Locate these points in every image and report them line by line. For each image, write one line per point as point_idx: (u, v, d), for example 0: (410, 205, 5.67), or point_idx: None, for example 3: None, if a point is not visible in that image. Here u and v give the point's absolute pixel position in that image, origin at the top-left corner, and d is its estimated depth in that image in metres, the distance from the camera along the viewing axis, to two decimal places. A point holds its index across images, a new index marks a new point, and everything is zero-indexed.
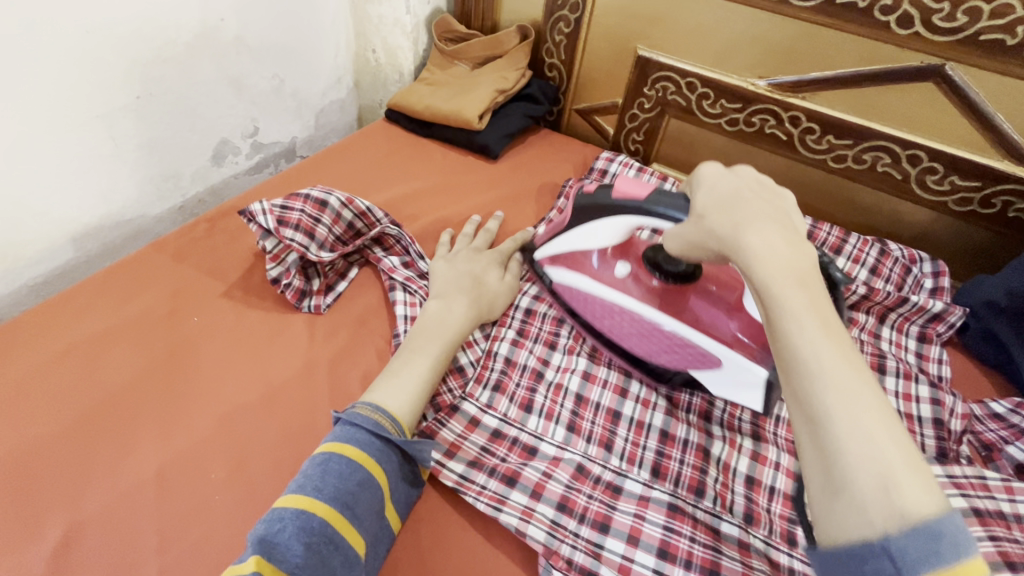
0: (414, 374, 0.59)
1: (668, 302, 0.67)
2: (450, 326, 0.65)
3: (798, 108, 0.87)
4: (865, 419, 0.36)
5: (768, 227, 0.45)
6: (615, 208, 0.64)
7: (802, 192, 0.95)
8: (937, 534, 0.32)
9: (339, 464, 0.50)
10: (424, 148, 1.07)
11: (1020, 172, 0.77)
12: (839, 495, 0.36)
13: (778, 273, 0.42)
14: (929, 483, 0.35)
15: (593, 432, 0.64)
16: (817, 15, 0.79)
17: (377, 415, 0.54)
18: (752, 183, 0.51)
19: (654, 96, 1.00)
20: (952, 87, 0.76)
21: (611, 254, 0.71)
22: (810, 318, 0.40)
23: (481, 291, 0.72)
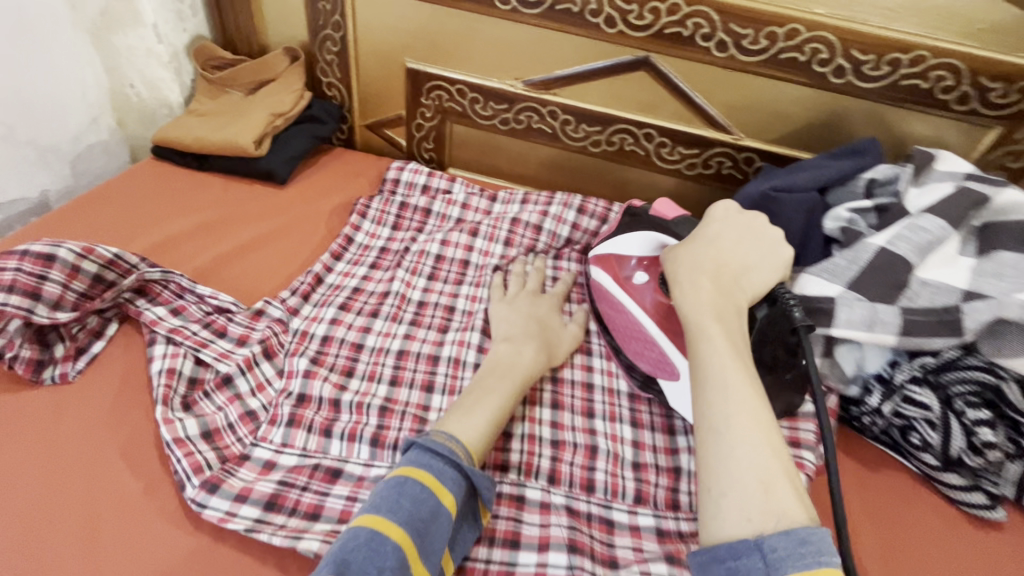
0: (487, 412, 0.63)
1: (671, 318, 0.71)
2: (520, 370, 0.69)
3: (552, 103, 0.97)
4: (756, 435, 0.46)
5: (712, 272, 0.59)
6: (645, 222, 0.78)
7: (575, 176, 1.07)
8: (804, 539, 0.41)
9: (414, 488, 0.53)
10: (204, 183, 1.00)
11: (722, 137, 0.93)
12: (723, 496, 0.44)
13: (702, 307, 0.56)
14: (802, 500, 0.44)
15: (399, 439, 0.65)
16: (544, 20, 0.89)
17: (450, 442, 0.58)
18: (734, 224, 0.65)
19: (432, 105, 1.05)
20: (658, 73, 0.90)
21: (646, 263, 0.76)
22: (726, 350, 0.52)
23: (546, 337, 0.76)
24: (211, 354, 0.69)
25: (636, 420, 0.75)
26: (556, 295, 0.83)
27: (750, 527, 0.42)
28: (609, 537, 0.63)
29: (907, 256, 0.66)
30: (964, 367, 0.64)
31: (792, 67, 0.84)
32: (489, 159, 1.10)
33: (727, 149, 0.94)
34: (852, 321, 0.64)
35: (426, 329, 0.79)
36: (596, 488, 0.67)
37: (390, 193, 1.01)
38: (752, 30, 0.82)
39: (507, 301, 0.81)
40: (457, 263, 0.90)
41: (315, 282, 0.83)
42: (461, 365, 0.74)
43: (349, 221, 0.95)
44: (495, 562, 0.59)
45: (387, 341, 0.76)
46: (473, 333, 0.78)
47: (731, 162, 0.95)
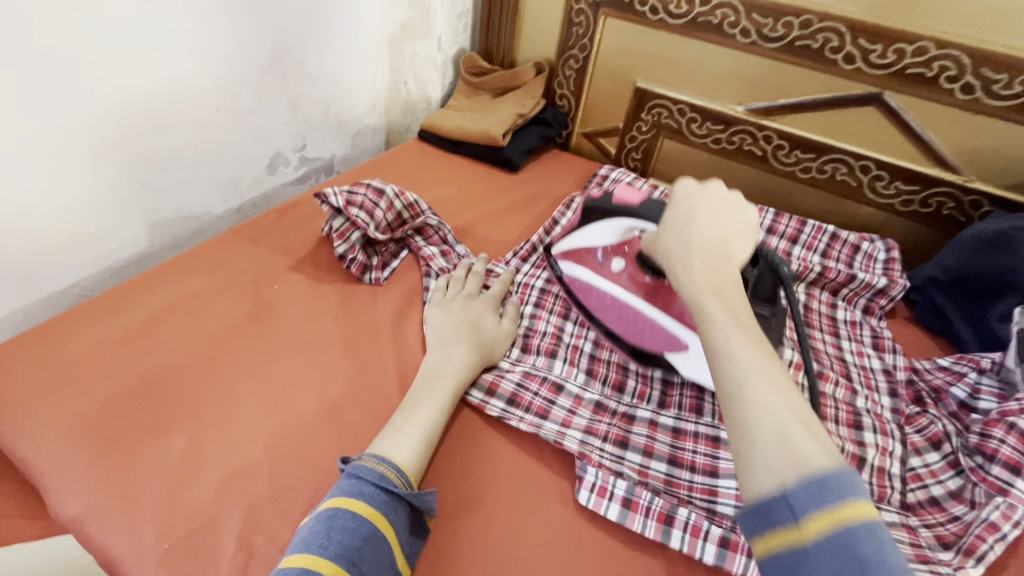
0: (419, 422, 0.62)
1: (655, 296, 0.74)
2: (450, 374, 0.68)
3: (770, 129, 1.06)
4: (769, 392, 0.43)
5: (700, 246, 0.56)
6: (613, 210, 0.75)
7: (771, 196, 1.13)
8: (826, 486, 0.38)
9: (345, 517, 0.51)
10: (453, 162, 1.23)
11: (948, 177, 0.95)
12: (753, 452, 0.41)
13: (699, 287, 0.53)
14: (823, 444, 0.41)
15: (608, 376, 0.78)
16: (781, 53, 0.99)
17: (381, 467, 0.55)
18: (718, 201, 0.59)
19: (650, 120, 1.19)
20: (889, 109, 0.95)
21: (611, 251, 0.78)
22: (731, 322, 0.49)
23: (478, 337, 0.75)
24: None
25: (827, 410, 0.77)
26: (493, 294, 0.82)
27: (775, 479, 0.40)
28: (925, 543, 0.62)
29: None
30: None
31: None
32: (688, 174, 1.22)
33: (952, 189, 0.95)
34: None
35: None
36: None
37: (591, 190, 1.16)
38: (1006, 76, 0.84)
39: (444, 304, 0.80)
40: None
41: (530, 250, 1.01)
42: None
43: (555, 209, 1.12)
44: (697, 484, 0.65)
45: None
46: None
47: (953, 204, 0.96)
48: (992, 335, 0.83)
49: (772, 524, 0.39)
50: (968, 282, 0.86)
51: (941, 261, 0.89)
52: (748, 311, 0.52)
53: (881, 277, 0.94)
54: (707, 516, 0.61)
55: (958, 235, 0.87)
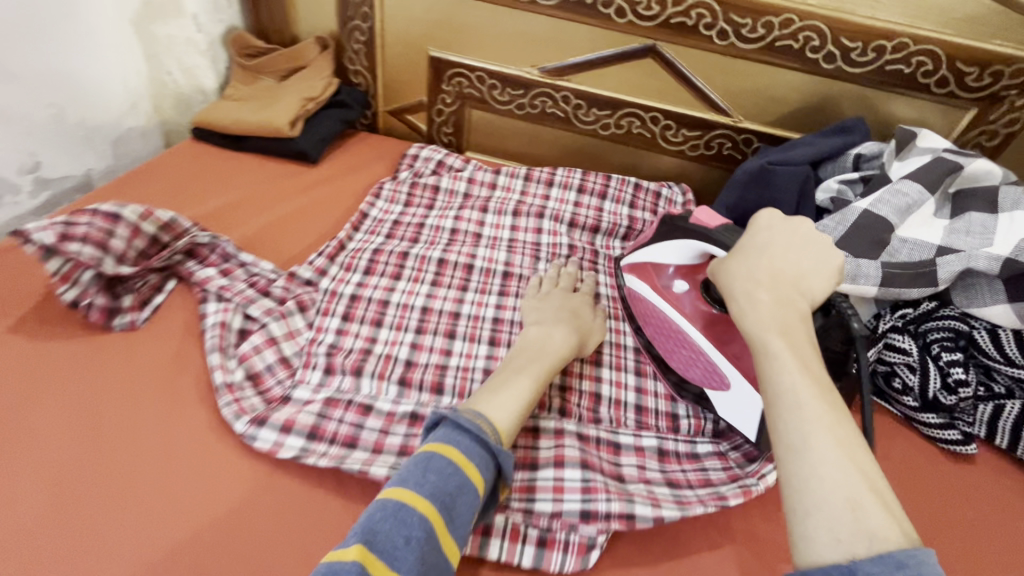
0: (516, 390, 0.62)
1: (713, 328, 0.68)
2: (551, 353, 0.69)
3: (566, 89, 1.05)
4: (837, 452, 0.43)
5: (767, 279, 0.55)
6: (684, 230, 0.69)
7: (583, 156, 1.15)
8: (901, 563, 0.36)
9: (440, 461, 0.52)
10: (239, 162, 1.07)
11: (722, 120, 1.01)
12: (812, 517, 0.41)
13: (764, 322, 0.52)
14: (898, 520, 0.39)
15: (424, 380, 0.72)
16: (559, 11, 0.97)
17: (480, 421, 0.56)
18: (799, 230, 0.59)
19: (452, 91, 1.13)
20: (664, 60, 0.98)
21: (682, 271, 0.73)
22: (798, 366, 0.48)
23: (578, 323, 0.76)
24: (258, 310, 0.74)
25: (639, 369, 0.79)
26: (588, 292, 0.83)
27: (842, 550, 0.39)
28: (735, 464, 0.68)
29: (887, 217, 0.72)
30: (939, 316, 0.72)
31: (786, 54, 0.92)
32: (502, 142, 1.19)
33: (728, 131, 1.02)
34: (842, 276, 0.70)
35: (446, 289, 0.85)
36: (601, 419, 0.73)
37: (401, 174, 1.07)
38: (750, 20, 0.90)
39: (540, 296, 0.81)
40: (470, 235, 0.97)
41: (338, 248, 0.88)
42: (480, 319, 0.81)
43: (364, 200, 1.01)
44: (516, 482, 0.61)
45: (411, 299, 0.82)
46: (490, 295, 0.85)
47: (731, 144, 1.04)
48: None
49: None
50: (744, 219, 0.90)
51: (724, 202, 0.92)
52: (817, 358, 0.50)
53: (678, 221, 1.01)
54: (525, 515, 0.59)
55: (740, 173, 0.89)
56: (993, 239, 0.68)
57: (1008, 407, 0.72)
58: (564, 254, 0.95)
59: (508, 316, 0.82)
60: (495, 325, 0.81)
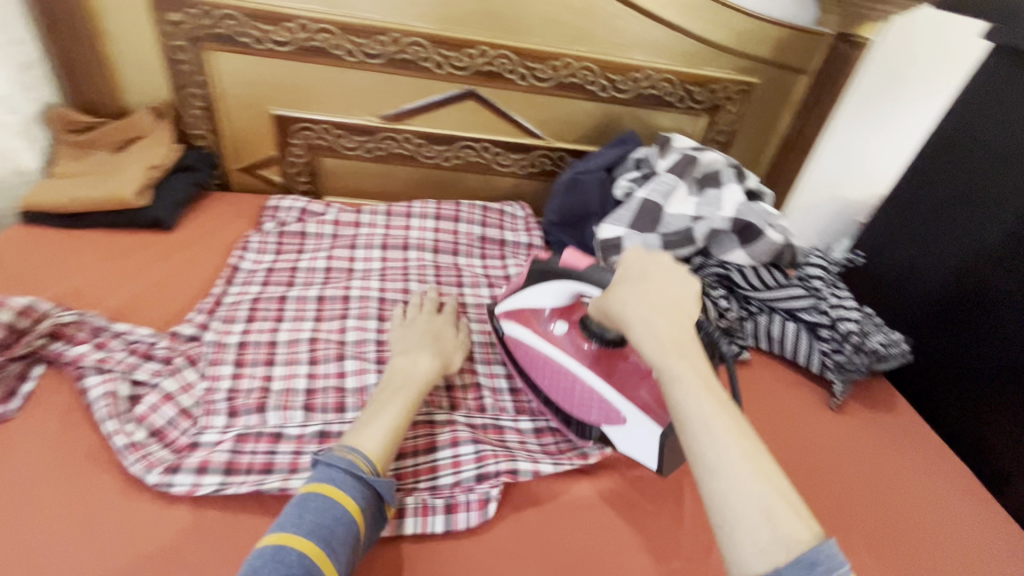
0: (389, 416, 0.68)
1: (599, 364, 0.75)
2: (416, 379, 0.75)
3: (407, 132, 1.22)
4: (746, 464, 0.49)
5: (659, 311, 0.59)
6: (558, 274, 0.77)
7: (434, 186, 1.31)
8: (812, 562, 0.44)
9: (317, 500, 0.58)
10: (84, 239, 1.05)
11: (538, 143, 1.25)
12: (737, 531, 0.47)
13: (663, 349, 0.56)
14: (802, 518, 0.47)
15: (327, 403, 0.79)
16: (386, 67, 1.13)
17: (351, 455, 0.62)
18: (662, 261, 0.66)
19: (301, 144, 1.22)
20: (482, 100, 1.19)
21: (556, 313, 0.80)
22: (699, 389, 0.54)
23: (440, 348, 0.82)
24: (145, 373, 0.77)
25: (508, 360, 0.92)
26: (450, 315, 0.90)
27: (766, 562, 0.45)
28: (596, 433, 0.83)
29: (658, 201, 0.98)
30: (707, 265, 0.98)
31: (573, 88, 1.17)
32: (359, 182, 1.30)
33: (544, 151, 1.26)
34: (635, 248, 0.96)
35: (330, 321, 0.93)
36: (488, 408, 0.84)
37: (266, 226, 1.12)
38: (540, 65, 1.14)
39: (405, 325, 0.87)
40: (344, 271, 1.07)
41: (217, 303, 0.93)
42: (365, 342, 0.90)
43: (233, 254, 1.05)
44: (421, 466, 0.73)
45: (298, 334, 0.90)
46: (371, 318, 0.95)
47: (549, 161, 1.28)
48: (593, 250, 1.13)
49: None
50: (568, 219, 1.15)
51: (552, 206, 1.14)
52: (714, 377, 0.56)
53: (524, 235, 1.21)
54: (430, 493, 0.70)
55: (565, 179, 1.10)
56: (723, 205, 0.96)
57: (761, 320, 1.00)
58: (432, 273, 1.09)
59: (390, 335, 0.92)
60: (380, 345, 0.90)
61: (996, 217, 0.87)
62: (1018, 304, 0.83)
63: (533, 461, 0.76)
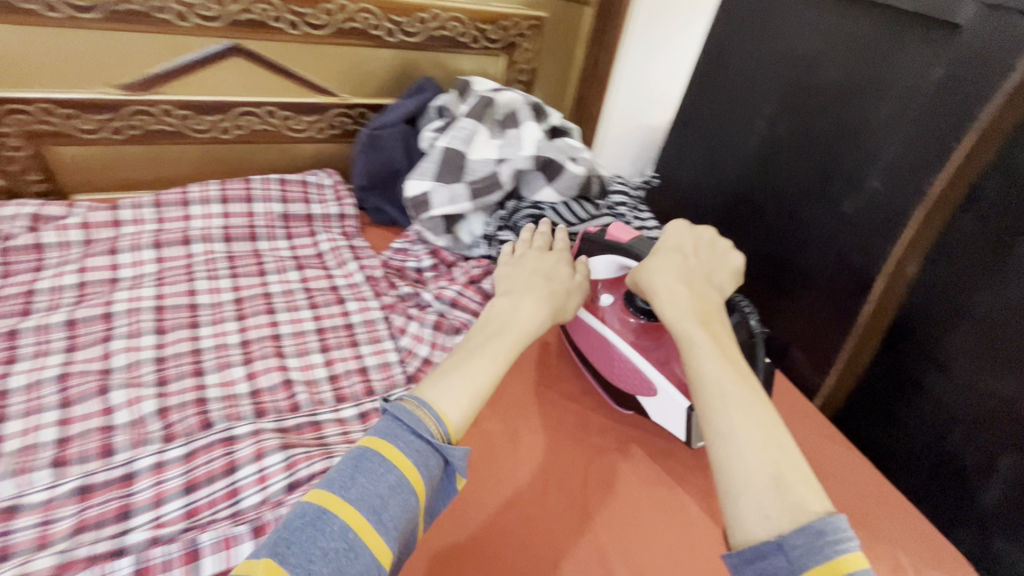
0: (479, 372, 0.58)
1: (641, 336, 0.75)
2: (516, 323, 0.66)
3: (162, 102, 1.00)
4: (757, 432, 0.50)
5: (677, 284, 0.65)
6: (602, 245, 0.79)
7: (218, 165, 1.12)
8: (821, 532, 0.42)
9: (373, 460, 0.48)
10: None
11: (332, 101, 1.11)
12: (738, 492, 0.48)
13: (683, 317, 0.61)
14: (816, 492, 0.46)
15: (87, 450, 0.64)
16: (108, 23, 0.91)
17: (419, 409, 0.52)
18: (704, 239, 0.73)
19: (13, 131, 0.95)
20: (250, 56, 1.01)
21: (604, 286, 0.82)
22: (714, 353, 0.57)
23: (552, 289, 0.73)
24: None
25: (324, 345, 0.83)
26: (564, 249, 0.81)
27: (772, 527, 0.45)
28: None
29: (459, 149, 0.93)
30: (520, 208, 0.95)
31: (356, 35, 1.05)
32: (116, 171, 1.06)
33: (342, 109, 1.13)
34: (442, 201, 0.91)
35: (87, 349, 0.76)
36: (303, 405, 0.73)
37: None
38: (310, 9, 0.99)
39: (512, 261, 0.81)
40: (104, 283, 0.87)
41: None
42: (138, 365, 0.75)
43: None
44: (217, 492, 0.60)
45: (40, 374, 0.72)
46: (145, 335, 0.79)
47: (350, 120, 1.15)
48: None
49: (764, 566, 0.43)
50: (379, 181, 1.06)
51: (359, 170, 1.04)
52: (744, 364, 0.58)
53: (334, 204, 1.08)
54: (230, 521, 0.58)
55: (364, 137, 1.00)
56: (525, 143, 0.94)
57: None
58: (225, 266, 0.94)
59: (172, 351, 0.77)
60: (160, 365, 0.75)
61: (759, 116, 0.92)
62: (785, 195, 0.89)
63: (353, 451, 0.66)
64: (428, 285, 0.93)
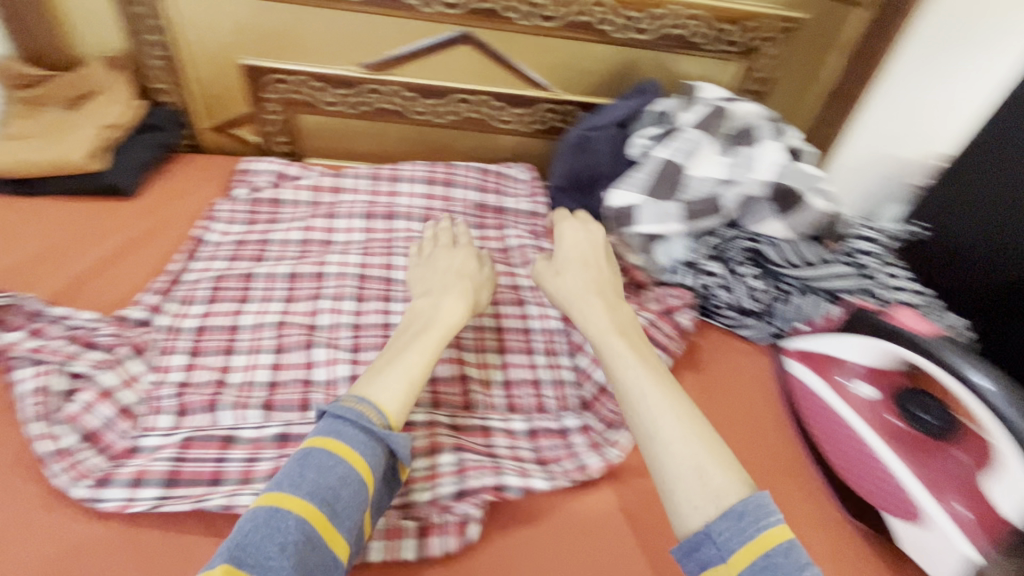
0: (406, 368, 0.60)
1: (910, 449, 0.66)
2: (440, 325, 0.68)
3: (394, 83, 1.06)
4: (680, 431, 0.53)
5: (586, 304, 0.70)
6: (883, 331, 0.68)
7: (426, 147, 1.17)
8: (741, 514, 0.46)
9: (321, 457, 0.51)
10: (35, 209, 0.94)
11: (543, 95, 1.09)
12: (676, 494, 0.50)
13: (604, 333, 0.66)
14: (736, 474, 0.50)
15: (289, 400, 0.69)
16: (365, 8, 0.97)
17: (362, 407, 0.55)
18: (595, 241, 0.80)
19: (276, 99, 1.09)
20: (478, 45, 1.03)
21: (863, 373, 0.72)
22: (632, 358, 0.61)
23: (468, 282, 0.76)
24: (86, 363, 0.67)
25: (502, 347, 0.80)
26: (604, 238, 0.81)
27: (701, 514, 0.48)
28: (600, 436, 0.71)
29: (679, 163, 0.83)
30: (739, 239, 0.84)
31: (583, 29, 1.00)
32: (344, 143, 1.17)
33: (551, 105, 1.10)
34: (652, 219, 0.83)
35: (300, 302, 0.82)
36: (477, 406, 0.72)
37: (237, 192, 1.01)
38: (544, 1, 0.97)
39: (427, 259, 0.84)
40: (321, 243, 0.95)
41: (173, 282, 0.82)
42: (338, 328, 0.79)
43: (199, 224, 0.94)
44: None
45: (263, 317, 0.79)
46: (346, 300, 0.84)
47: (557, 116, 1.12)
48: None
49: (705, 563, 0.46)
50: (578, 183, 1.00)
51: (558, 170, 1.00)
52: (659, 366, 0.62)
53: (525, 201, 1.07)
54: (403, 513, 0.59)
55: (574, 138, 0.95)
56: (759, 167, 0.81)
57: (797, 302, 0.82)
58: None
59: (368, 320, 0.81)
60: (355, 332, 0.79)
61: None
62: None
63: (523, 474, 0.63)
64: None
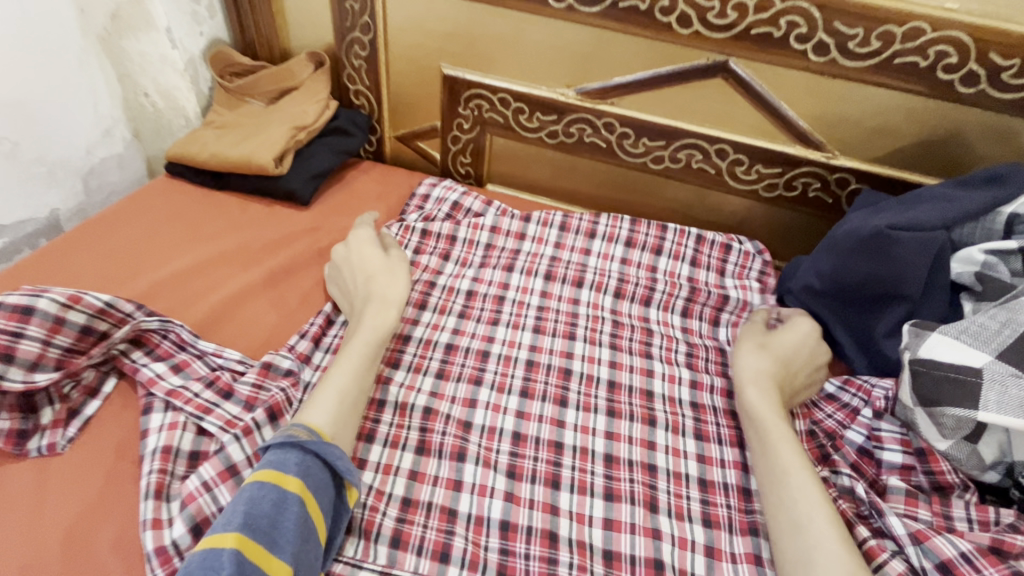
0: (335, 386, 0.56)
1: None
2: (364, 337, 0.62)
3: (610, 115, 0.85)
4: (830, 537, 0.49)
5: (767, 384, 0.62)
6: None
7: (626, 193, 0.94)
8: None
9: (251, 489, 0.46)
10: (218, 205, 0.90)
11: (810, 155, 0.80)
12: None
13: (769, 416, 0.59)
14: None
15: (425, 540, 0.52)
16: (604, 20, 0.77)
17: (294, 430, 0.51)
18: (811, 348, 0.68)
19: (470, 115, 0.94)
20: (738, 81, 0.77)
21: None
22: (795, 453, 0.56)
23: (380, 292, 0.67)
24: (217, 422, 0.57)
25: (710, 518, 0.56)
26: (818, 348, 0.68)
27: None
28: None
29: None
30: None
31: (907, 74, 0.70)
32: (529, 173, 0.98)
33: (816, 168, 0.81)
34: (1007, 406, 0.51)
35: (455, 383, 0.64)
36: None
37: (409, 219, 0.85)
38: (860, 30, 0.68)
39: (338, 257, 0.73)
40: (490, 298, 0.75)
41: (325, 323, 0.70)
42: (497, 435, 0.60)
43: None
44: None
45: (412, 396, 0.62)
46: (510, 395, 0.64)
47: (819, 184, 0.82)
48: (880, 353, 0.68)
49: None
50: (849, 292, 0.69)
51: (815, 266, 0.72)
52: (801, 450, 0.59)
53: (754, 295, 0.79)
54: None
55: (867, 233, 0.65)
56: None
57: None
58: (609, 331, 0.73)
59: (534, 433, 0.61)
60: (517, 447, 0.60)
61: None
62: None
63: None
64: (891, 501, 0.57)
